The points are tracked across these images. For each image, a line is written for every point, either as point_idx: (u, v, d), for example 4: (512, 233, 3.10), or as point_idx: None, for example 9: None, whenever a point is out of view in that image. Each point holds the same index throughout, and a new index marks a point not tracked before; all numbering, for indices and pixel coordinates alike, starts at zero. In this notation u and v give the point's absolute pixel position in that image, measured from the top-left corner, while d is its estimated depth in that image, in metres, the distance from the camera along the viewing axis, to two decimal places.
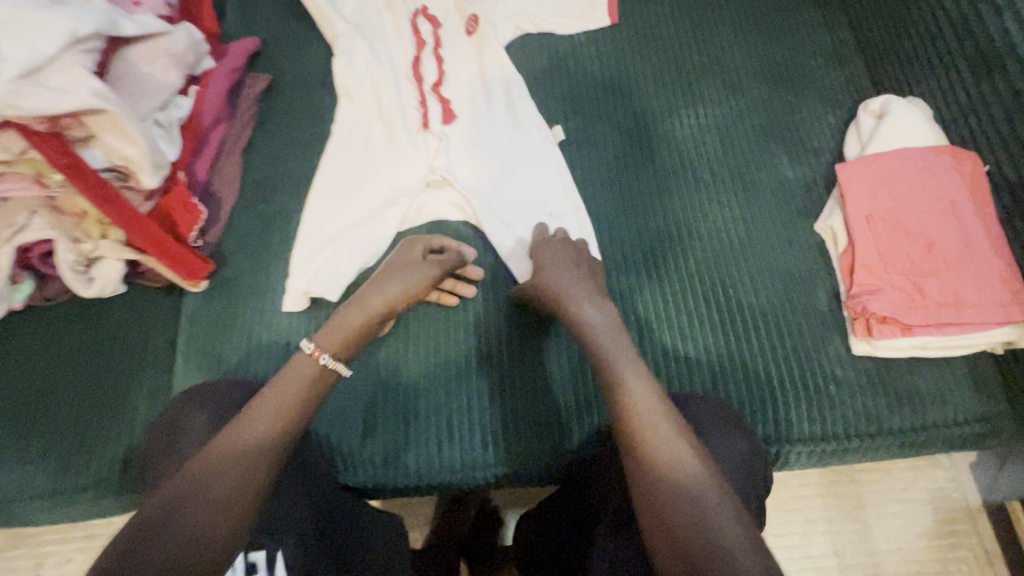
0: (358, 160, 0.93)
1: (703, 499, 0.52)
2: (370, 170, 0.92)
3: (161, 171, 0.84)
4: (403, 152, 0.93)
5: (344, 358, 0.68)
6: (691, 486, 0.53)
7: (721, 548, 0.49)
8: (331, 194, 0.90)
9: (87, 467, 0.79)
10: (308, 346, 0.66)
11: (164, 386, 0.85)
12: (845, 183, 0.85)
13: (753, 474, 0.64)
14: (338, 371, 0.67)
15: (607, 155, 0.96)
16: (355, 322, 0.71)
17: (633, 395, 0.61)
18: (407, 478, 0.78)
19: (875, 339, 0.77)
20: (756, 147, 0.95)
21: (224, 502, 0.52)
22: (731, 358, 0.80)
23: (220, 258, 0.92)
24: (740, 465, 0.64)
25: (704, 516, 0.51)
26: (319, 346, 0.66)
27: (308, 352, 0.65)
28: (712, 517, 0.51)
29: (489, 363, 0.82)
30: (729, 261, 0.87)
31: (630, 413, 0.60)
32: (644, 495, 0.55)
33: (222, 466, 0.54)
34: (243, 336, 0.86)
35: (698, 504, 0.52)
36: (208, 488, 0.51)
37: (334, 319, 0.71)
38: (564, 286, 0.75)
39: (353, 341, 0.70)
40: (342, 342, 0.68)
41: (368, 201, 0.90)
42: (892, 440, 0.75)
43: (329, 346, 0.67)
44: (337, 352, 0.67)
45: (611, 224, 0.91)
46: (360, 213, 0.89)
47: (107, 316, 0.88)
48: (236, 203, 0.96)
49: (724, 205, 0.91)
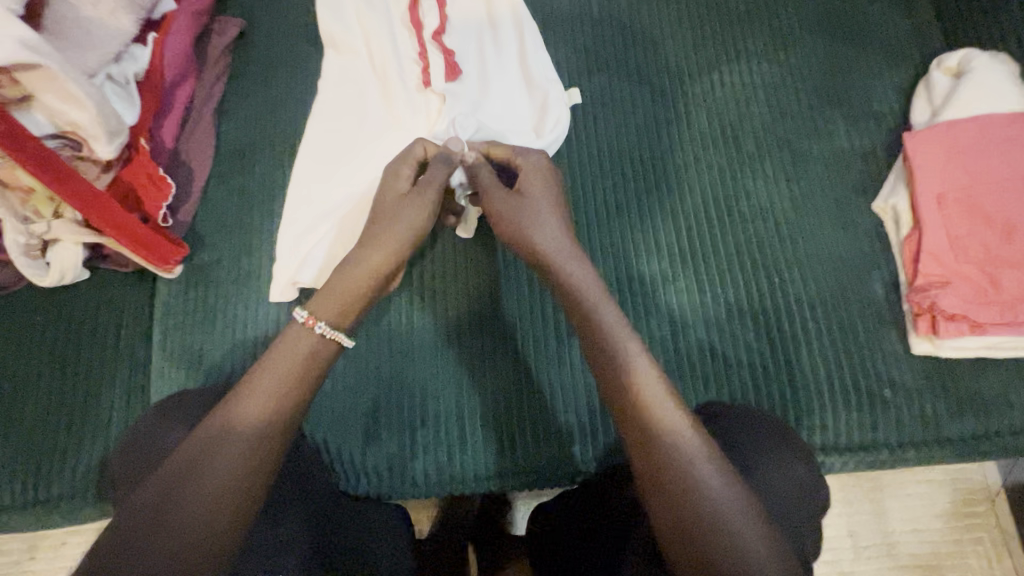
0: (350, 126, 0.80)
1: (712, 495, 0.47)
2: (363, 137, 0.80)
3: (119, 139, 0.72)
4: (401, 115, 0.80)
5: (344, 327, 0.59)
6: (696, 480, 0.48)
7: (730, 551, 0.45)
8: (320, 167, 0.79)
9: (58, 478, 0.71)
10: (301, 314, 0.57)
11: (141, 385, 0.76)
12: (916, 155, 0.73)
13: (813, 501, 0.57)
14: (339, 342, 0.58)
15: (636, 118, 0.83)
16: (355, 283, 0.61)
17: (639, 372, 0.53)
18: (414, 487, 0.71)
19: (940, 339, 0.69)
20: (808, 110, 0.83)
21: (212, 497, 0.49)
22: (773, 356, 0.72)
23: (195, 239, 0.81)
24: (797, 491, 0.57)
25: (711, 513, 0.47)
26: (312, 313, 0.58)
27: (303, 321, 0.57)
28: (720, 516, 0.47)
29: (504, 361, 0.74)
30: (775, 244, 0.76)
31: (638, 400, 0.52)
32: (650, 483, 0.50)
33: (196, 486, 0.48)
34: (227, 330, 0.76)
35: (706, 501, 0.47)
36: (195, 481, 0.48)
37: (331, 278, 0.62)
38: (548, 235, 0.62)
39: (355, 302, 0.61)
40: (340, 306, 0.59)
41: (362, 174, 0.78)
42: (947, 448, 0.69)
43: (328, 313, 0.58)
44: (332, 319, 0.58)
45: (641, 200, 0.79)
46: (353, 188, 0.77)
47: (72, 306, 0.78)
48: (212, 173, 0.83)
49: (768, 179, 0.80)
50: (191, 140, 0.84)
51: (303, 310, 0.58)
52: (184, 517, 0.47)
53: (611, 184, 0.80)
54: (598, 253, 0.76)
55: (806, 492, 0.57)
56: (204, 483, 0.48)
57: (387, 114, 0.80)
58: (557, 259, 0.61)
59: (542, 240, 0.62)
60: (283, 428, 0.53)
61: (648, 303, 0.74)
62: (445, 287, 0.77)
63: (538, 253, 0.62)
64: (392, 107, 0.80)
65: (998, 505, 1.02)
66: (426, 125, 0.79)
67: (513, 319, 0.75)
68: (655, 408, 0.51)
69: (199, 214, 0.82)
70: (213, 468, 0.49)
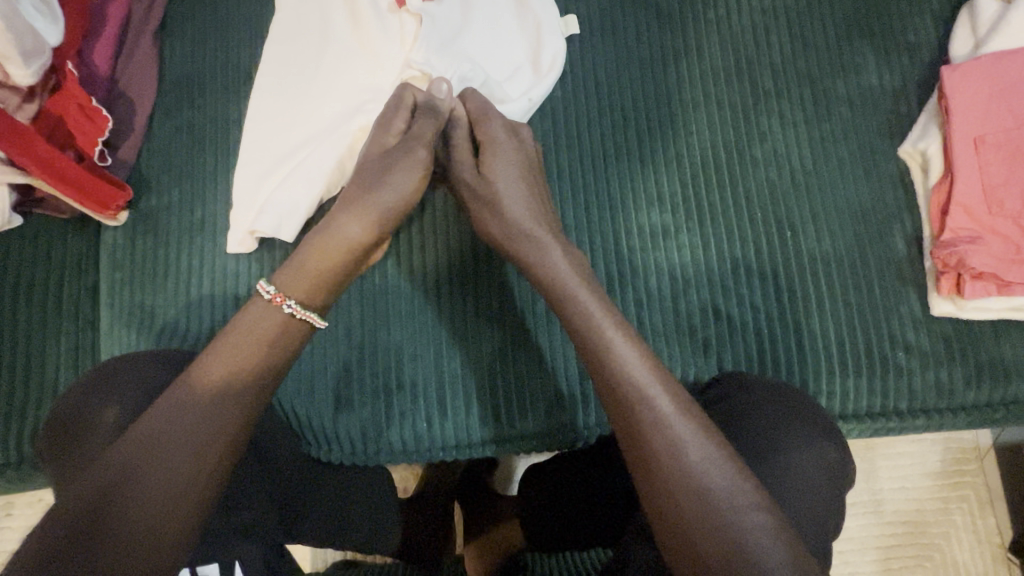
0: (313, 53, 0.70)
1: (715, 480, 0.44)
2: (328, 66, 0.69)
3: (37, 61, 0.62)
4: (371, 40, 0.69)
5: (315, 306, 0.54)
6: (700, 465, 0.44)
7: (739, 539, 0.41)
8: (280, 100, 0.69)
9: (0, 444, 0.65)
10: (268, 290, 0.52)
11: (89, 344, 0.69)
12: (955, 93, 0.65)
13: (828, 480, 0.55)
14: (310, 324, 0.53)
15: (640, 48, 0.73)
16: (327, 259, 0.56)
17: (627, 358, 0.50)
18: (391, 456, 0.66)
19: (964, 300, 0.63)
20: (833, 43, 0.74)
21: (167, 476, 0.43)
22: (782, 318, 0.65)
23: (144, 182, 0.72)
24: (810, 470, 0.54)
25: (716, 499, 0.43)
26: (281, 291, 0.52)
27: (269, 298, 0.51)
28: (725, 500, 0.43)
29: (489, 321, 0.67)
30: (789, 194, 0.69)
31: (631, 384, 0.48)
32: (646, 470, 0.45)
33: (148, 465, 0.43)
34: (179, 285, 0.68)
35: (709, 487, 0.43)
36: (148, 457, 0.43)
37: (302, 251, 0.56)
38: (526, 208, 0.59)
39: (327, 281, 0.55)
40: (310, 285, 0.54)
41: (328, 108, 0.68)
42: (960, 416, 0.65)
43: (295, 291, 0.53)
44: (303, 299, 0.53)
45: (644, 142, 0.70)
46: (318, 125, 0.68)
47: (7, 256, 0.70)
48: (157, 109, 0.74)
49: (786, 121, 0.72)
50: (134, 70, 0.74)
51: (269, 285, 0.52)
52: (131, 510, 0.41)
53: (610, 123, 0.71)
54: (595, 202, 0.69)
55: (822, 472, 0.55)
56: (154, 472, 0.42)
57: (356, 40, 0.70)
58: (531, 240, 0.58)
59: (505, 226, 0.59)
60: (249, 413, 0.48)
61: (648, 259, 0.67)
62: (424, 239, 0.70)
63: (500, 241, 0.60)
64: (362, 31, 0.70)
65: (987, 464, 0.96)
66: (400, 54, 0.69)
67: (499, 276, 0.68)
68: (648, 393, 0.48)
69: (148, 154, 0.73)
70: (165, 453, 0.43)
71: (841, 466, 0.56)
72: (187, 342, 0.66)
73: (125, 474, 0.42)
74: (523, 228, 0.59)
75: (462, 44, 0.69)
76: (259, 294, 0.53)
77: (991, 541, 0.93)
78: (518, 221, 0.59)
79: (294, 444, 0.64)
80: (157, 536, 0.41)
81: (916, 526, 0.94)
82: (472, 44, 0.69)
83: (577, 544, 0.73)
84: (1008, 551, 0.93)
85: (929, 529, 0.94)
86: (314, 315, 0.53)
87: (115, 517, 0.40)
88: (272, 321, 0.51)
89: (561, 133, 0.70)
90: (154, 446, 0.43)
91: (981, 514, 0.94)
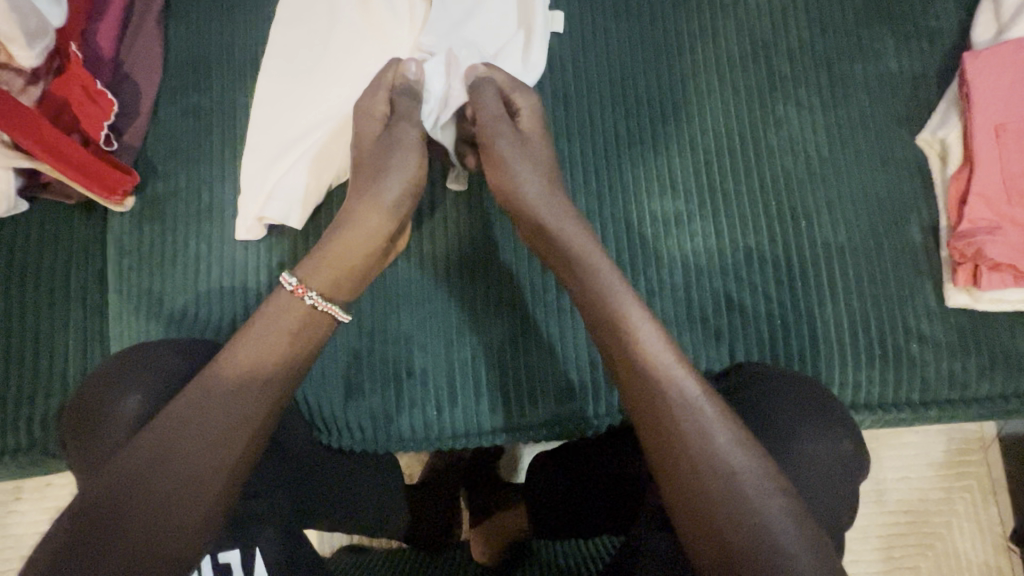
0: (321, 35, 0.68)
1: (746, 479, 0.43)
2: (336, 49, 0.68)
3: (41, 42, 0.61)
4: (380, 22, 0.68)
5: (338, 299, 0.54)
6: (731, 465, 0.44)
7: (772, 541, 0.41)
8: (287, 83, 0.67)
9: (11, 430, 0.65)
10: (290, 281, 0.52)
11: (98, 331, 0.69)
12: (976, 79, 0.64)
13: (847, 475, 0.56)
14: (332, 315, 0.53)
15: (654, 32, 0.72)
16: (346, 249, 0.56)
17: (652, 353, 0.49)
18: (400, 444, 0.66)
19: (980, 291, 0.62)
20: (852, 28, 0.72)
21: (192, 476, 0.42)
22: (795, 308, 0.65)
23: (150, 168, 0.71)
24: (832, 463, 0.55)
25: (747, 499, 0.42)
26: (303, 282, 0.52)
27: (291, 289, 0.51)
28: (756, 500, 0.42)
29: (499, 310, 0.67)
30: (804, 182, 0.68)
31: (655, 380, 0.47)
32: (675, 471, 0.45)
33: (174, 461, 0.42)
34: (188, 272, 0.68)
35: (740, 485, 0.43)
36: (174, 457, 0.42)
37: (323, 245, 0.56)
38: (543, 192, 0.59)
39: (348, 273, 0.55)
40: (332, 278, 0.54)
41: (336, 93, 0.67)
42: (972, 408, 0.65)
43: (319, 283, 0.53)
44: (325, 291, 0.53)
45: (657, 128, 0.69)
46: (326, 109, 0.67)
47: (14, 241, 0.70)
48: (161, 92, 0.73)
49: (802, 107, 0.70)
50: (138, 51, 0.73)
51: (292, 277, 0.52)
52: (157, 495, 0.41)
53: (623, 109, 0.70)
54: (607, 189, 0.68)
55: (845, 468, 0.56)
56: (179, 458, 0.42)
57: (364, 21, 0.68)
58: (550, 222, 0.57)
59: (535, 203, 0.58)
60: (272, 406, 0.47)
61: (661, 247, 0.66)
62: (434, 226, 0.69)
63: (520, 216, 0.59)
64: (370, 13, 0.68)
65: (991, 455, 0.96)
66: (410, 37, 0.68)
67: (510, 264, 0.68)
68: (676, 388, 0.47)
69: (154, 138, 0.72)
70: (189, 440, 0.43)
71: (854, 457, 0.57)
72: (196, 329, 0.66)
73: (150, 461, 0.42)
74: (545, 208, 0.58)
75: (472, 27, 0.67)
76: (281, 286, 0.52)
77: (993, 531, 0.94)
78: (537, 198, 0.59)
79: (305, 432, 0.64)
80: (182, 521, 0.41)
81: (919, 517, 0.94)
82: (482, 26, 0.68)
83: (585, 531, 0.73)
84: (1009, 541, 0.93)
85: (931, 519, 0.94)
86: (336, 306, 0.53)
87: (142, 502, 0.41)
88: (295, 317, 0.51)
89: (574, 119, 0.69)
90: (178, 432, 0.43)
91: (983, 505, 0.95)
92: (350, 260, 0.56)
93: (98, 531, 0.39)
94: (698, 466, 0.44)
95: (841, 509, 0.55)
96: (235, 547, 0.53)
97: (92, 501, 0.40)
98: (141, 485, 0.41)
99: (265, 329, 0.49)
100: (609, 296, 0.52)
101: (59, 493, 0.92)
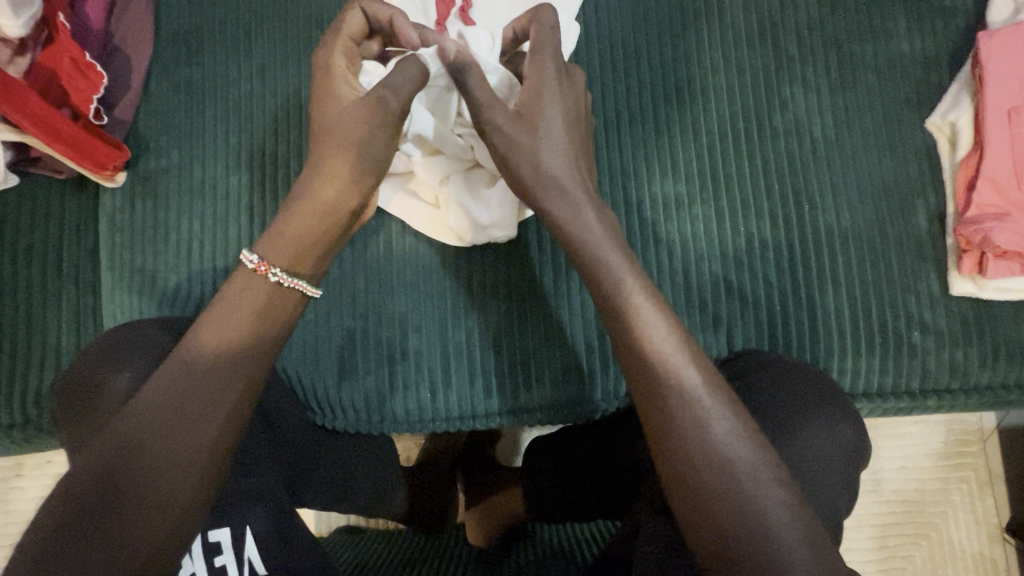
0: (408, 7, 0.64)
1: (739, 465, 0.42)
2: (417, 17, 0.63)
3: (26, 11, 0.60)
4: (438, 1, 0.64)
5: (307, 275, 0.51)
6: (727, 451, 0.43)
7: (766, 531, 0.40)
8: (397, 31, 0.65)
9: (6, 406, 0.65)
10: (251, 259, 0.49)
11: (90, 306, 0.68)
12: (990, 57, 0.62)
13: (850, 468, 0.55)
14: (302, 291, 0.50)
15: (659, 7, 0.69)
16: (307, 225, 0.51)
17: (645, 331, 0.47)
18: (395, 425, 0.65)
19: (986, 279, 0.61)
20: (864, 6, 0.70)
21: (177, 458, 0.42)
22: (796, 296, 0.64)
23: (140, 142, 0.70)
24: (832, 453, 0.54)
25: (742, 485, 0.42)
26: (265, 259, 0.49)
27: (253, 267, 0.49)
28: (752, 486, 0.42)
29: (494, 293, 0.66)
30: (808, 167, 0.67)
31: (648, 361, 0.46)
32: (675, 457, 0.43)
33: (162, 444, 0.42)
34: (180, 248, 0.67)
35: (734, 471, 0.42)
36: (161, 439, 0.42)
37: (286, 212, 0.52)
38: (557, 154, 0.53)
39: (317, 247, 0.51)
40: (296, 251, 0.50)
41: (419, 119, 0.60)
42: (971, 397, 0.64)
43: (279, 259, 0.50)
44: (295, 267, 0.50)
45: (660, 106, 0.67)
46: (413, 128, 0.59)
47: (7, 217, 0.69)
48: (152, 64, 0.72)
49: (809, 87, 0.68)
50: (130, 24, 0.72)
51: (252, 254, 0.49)
52: (141, 482, 0.41)
53: (626, 87, 0.68)
54: (608, 171, 0.66)
55: (847, 457, 0.55)
56: (148, 447, 0.42)
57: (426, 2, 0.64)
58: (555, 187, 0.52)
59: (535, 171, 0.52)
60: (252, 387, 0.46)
61: (661, 230, 0.65)
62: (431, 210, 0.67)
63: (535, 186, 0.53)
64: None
65: (990, 446, 0.95)
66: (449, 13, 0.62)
67: (507, 246, 0.67)
68: (669, 371, 0.46)
69: (144, 113, 0.71)
70: (161, 427, 0.43)
71: (858, 442, 0.56)
72: (189, 307, 0.65)
73: (133, 445, 0.42)
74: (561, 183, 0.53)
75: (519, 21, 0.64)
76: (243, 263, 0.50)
77: (989, 521, 0.94)
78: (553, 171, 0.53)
79: (298, 412, 0.64)
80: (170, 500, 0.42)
81: (914, 506, 0.94)
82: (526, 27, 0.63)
83: (580, 514, 0.73)
84: (1003, 532, 0.93)
85: (925, 509, 0.94)
86: (303, 281, 0.50)
87: (128, 485, 0.41)
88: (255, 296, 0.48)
89: None
90: (148, 421, 0.43)
91: (980, 496, 0.94)
92: (317, 231, 0.51)
93: (94, 510, 0.40)
94: (693, 453, 0.43)
95: (841, 496, 0.54)
96: (224, 526, 0.52)
97: (70, 486, 0.41)
98: (132, 464, 0.41)
99: (234, 310, 0.48)
100: (608, 282, 0.50)
101: (58, 470, 0.92)
